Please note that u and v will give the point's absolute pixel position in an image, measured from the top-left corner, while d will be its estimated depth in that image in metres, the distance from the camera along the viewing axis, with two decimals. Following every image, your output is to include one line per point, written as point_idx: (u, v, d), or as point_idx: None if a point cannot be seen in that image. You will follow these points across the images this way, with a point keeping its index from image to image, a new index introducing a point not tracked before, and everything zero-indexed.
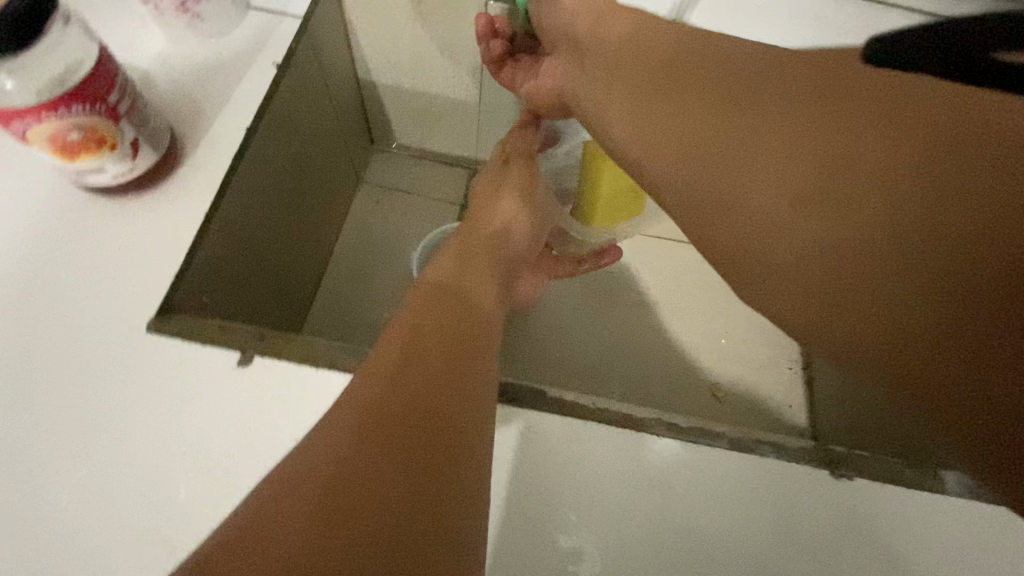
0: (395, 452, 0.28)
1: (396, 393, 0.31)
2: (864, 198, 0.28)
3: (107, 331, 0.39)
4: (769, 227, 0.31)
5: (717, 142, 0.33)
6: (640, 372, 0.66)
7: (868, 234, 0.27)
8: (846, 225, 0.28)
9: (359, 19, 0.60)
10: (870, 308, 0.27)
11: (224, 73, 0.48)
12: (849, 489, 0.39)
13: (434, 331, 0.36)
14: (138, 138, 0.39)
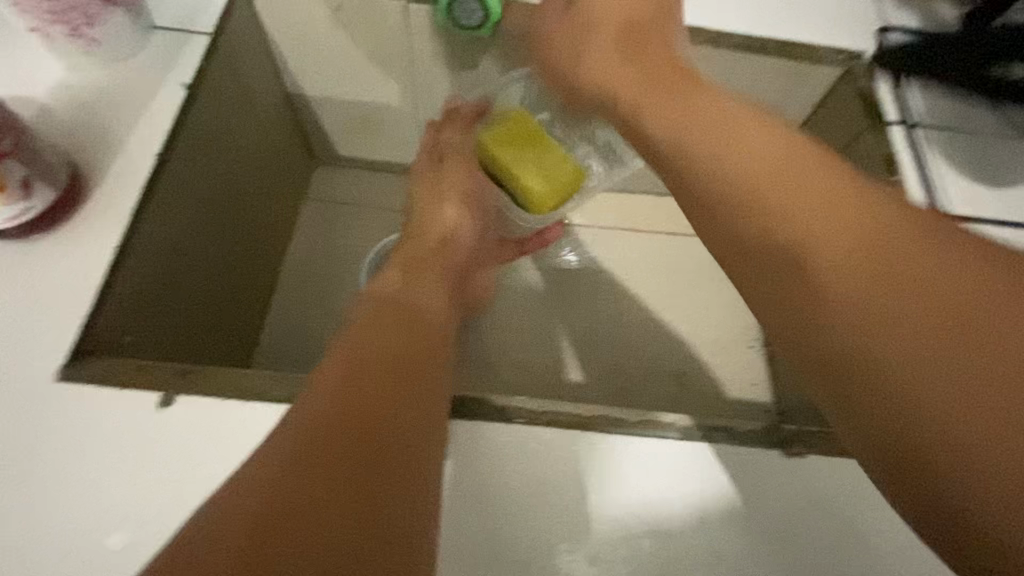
0: (331, 481, 0.25)
1: (343, 415, 0.27)
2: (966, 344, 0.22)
3: (16, 383, 0.37)
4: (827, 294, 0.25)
5: (698, 175, 0.31)
6: (602, 365, 0.65)
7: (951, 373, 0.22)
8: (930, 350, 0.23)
9: (278, 32, 0.58)
10: (890, 393, 0.23)
11: (130, 99, 0.46)
12: (803, 466, 0.39)
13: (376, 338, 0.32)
14: (30, 176, 0.37)
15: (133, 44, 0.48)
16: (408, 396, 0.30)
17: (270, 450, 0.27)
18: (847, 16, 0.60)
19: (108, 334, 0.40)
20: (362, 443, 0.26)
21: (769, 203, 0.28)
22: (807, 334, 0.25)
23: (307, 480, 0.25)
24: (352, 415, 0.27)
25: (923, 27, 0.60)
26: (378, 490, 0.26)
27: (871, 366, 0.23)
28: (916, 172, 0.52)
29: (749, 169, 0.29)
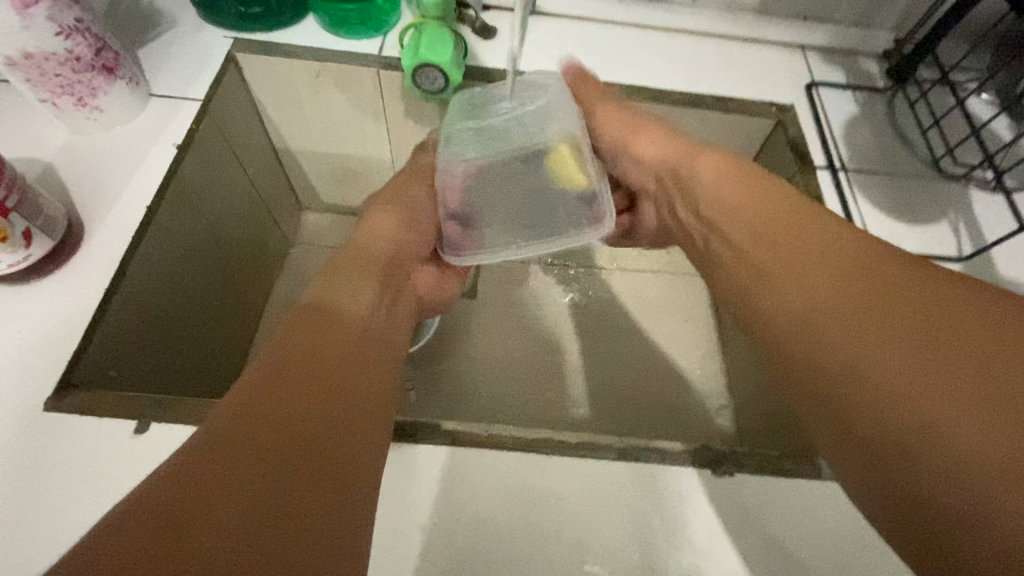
0: (267, 463, 0.26)
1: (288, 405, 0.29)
2: (913, 351, 0.30)
3: (5, 411, 0.40)
4: (815, 320, 0.35)
5: (755, 222, 0.42)
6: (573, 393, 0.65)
7: (916, 377, 0.30)
8: (884, 358, 0.31)
9: (265, 98, 0.64)
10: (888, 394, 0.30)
11: (125, 158, 0.52)
12: (733, 484, 0.41)
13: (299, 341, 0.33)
14: (30, 228, 0.42)
15: (132, 110, 0.54)
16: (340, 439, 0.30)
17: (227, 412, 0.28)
18: (778, 74, 0.66)
19: (95, 369, 0.44)
20: (283, 447, 0.27)
21: (822, 257, 0.37)
22: (817, 343, 0.34)
23: (214, 472, 0.25)
24: (260, 429, 0.27)
25: (848, 82, 0.67)
26: (307, 493, 0.27)
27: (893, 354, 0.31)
28: (840, 208, 0.57)
29: (823, 255, 0.37)
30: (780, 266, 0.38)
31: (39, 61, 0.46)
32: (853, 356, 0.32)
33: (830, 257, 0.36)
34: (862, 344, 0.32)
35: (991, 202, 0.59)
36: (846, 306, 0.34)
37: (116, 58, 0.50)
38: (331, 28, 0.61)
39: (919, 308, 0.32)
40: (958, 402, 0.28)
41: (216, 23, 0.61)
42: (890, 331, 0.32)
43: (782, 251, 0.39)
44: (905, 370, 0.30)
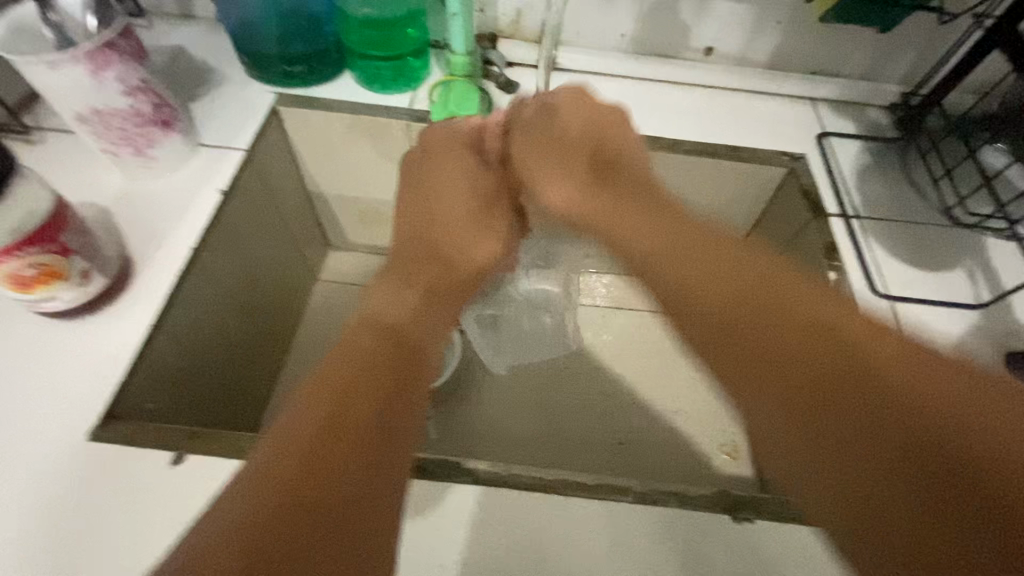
0: (318, 502, 0.26)
1: (338, 422, 0.29)
2: (875, 411, 0.24)
3: (54, 440, 0.42)
4: (757, 353, 0.28)
5: (682, 232, 0.36)
6: (593, 433, 0.65)
7: (892, 447, 0.23)
8: (853, 418, 0.24)
9: (303, 147, 0.69)
10: (863, 475, 0.23)
11: (174, 202, 0.56)
12: (751, 531, 0.41)
13: (343, 363, 0.33)
14: (89, 268, 0.45)
15: (183, 159, 0.58)
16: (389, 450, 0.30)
17: (271, 458, 0.27)
18: (788, 125, 0.69)
19: (136, 401, 0.46)
20: (309, 518, 0.25)
21: (751, 281, 0.30)
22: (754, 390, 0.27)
23: (274, 550, 0.24)
24: (322, 462, 0.27)
25: (859, 132, 0.69)
26: (372, 510, 0.27)
27: (857, 420, 0.24)
28: (854, 254, 0.58)
29: (744, 274, 0.31)
30: (686, 272, 0.33)
31: (105, 116, 0.50)
32: (798, 411, 0.26)
33: (750, 272, 0.31)
34: (808, 396, 0.26)
35: (1007, 251, 0.59)
36: (765, 343, 0.28)
37: (172, 112, 0.55)
38: (366, 83, 0.66)
39: (879, 362, 0.25)
40: (938, 493, 0.21)
41: (261, 79, 0.66)
42: (840, 392, 0.25)
43: (680, 269, 0.34)
44: (875, 447, 0.23)
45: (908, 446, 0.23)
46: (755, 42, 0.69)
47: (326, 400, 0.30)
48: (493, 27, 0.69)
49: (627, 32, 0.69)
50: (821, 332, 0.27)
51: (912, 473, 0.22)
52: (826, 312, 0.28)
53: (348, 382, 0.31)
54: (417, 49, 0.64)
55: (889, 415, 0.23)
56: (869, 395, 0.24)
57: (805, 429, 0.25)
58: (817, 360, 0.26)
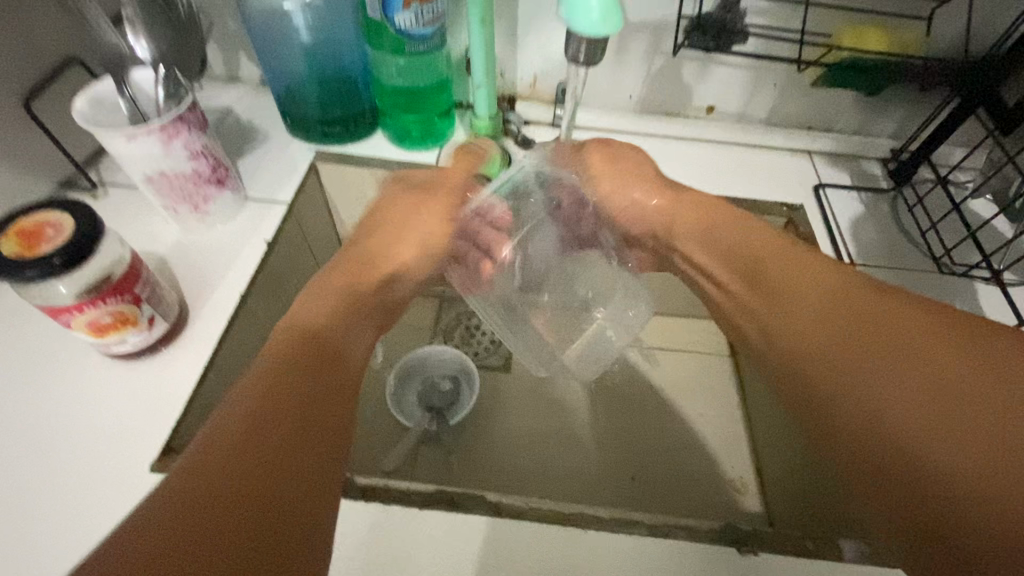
0: (233, 510, 0.31)
1: (243, 453, 0.33)
2: (954, 395, 0.35)
3: (118, 472, 0.47)
4: (880, 347, 0.38)
5: (775, 262, 0.48)
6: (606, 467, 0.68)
7: (954, 415, 0.34)
8: (930, 391, 0.35)
9: (338, 198, 0.75)
10: (932, 430, 0.34)
11: (225, 252, 0.62)
12: (757, 564, 0.44)
13: (271, 381, 0.38)
14: (154, 314, 0.51)
15: (233, 212, 0.64)
16: (295, 466, 0.35)
17: (191, 466, 0.32)
18: (787, 177, 0.74)
19: (189, 436, 0.50)
20: (234, 528, 0.30)
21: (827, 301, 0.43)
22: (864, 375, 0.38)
23: (174, 551, 0.29)
24: (244, 476, 0.32)
25: (853, 183, 0.74)
26: (291, 532, 0.32)
27: (922, 398, 0.36)
28: None
29: (838, 298, 0.43)
30: (799, 308, 0.44)
31: (170, 178, 0.57)
32: (915, 390, 0.36)
33: (830, 296, 0.43)
34: (908, 383, 0.36)
35: (996, 297, 0.63)
36: (870, 354, 0.38)
37: (226, 172, 0.61)
38: (396, 141, 0.72)
39: (955, 361, 0.36)
40: (1017, 456, 0.32)
41: (301, 138, 0.73)
42: (938, 380, 0.36)
43: (819, 297, 0.43)
44: (959, 415, 0.34)
45: (965, 420, 0.34)
46: (753, 102, 0.75)
47: (238, 424, 0.35)
48: (511, 89, 0.75)
49: (635, 93, 0.75)
50: (907, 360, 0.37)
51: (977, 435, 0.33)
52: (902, 318, 0.39)
53: (274, 407, 0.36)
54: (443, 110, 0.71)
55: (944, 394, 0.35)
56: (970, 403, 0.34)
57: (914, 427, 0.35)
58: (922, 396, 0.36)
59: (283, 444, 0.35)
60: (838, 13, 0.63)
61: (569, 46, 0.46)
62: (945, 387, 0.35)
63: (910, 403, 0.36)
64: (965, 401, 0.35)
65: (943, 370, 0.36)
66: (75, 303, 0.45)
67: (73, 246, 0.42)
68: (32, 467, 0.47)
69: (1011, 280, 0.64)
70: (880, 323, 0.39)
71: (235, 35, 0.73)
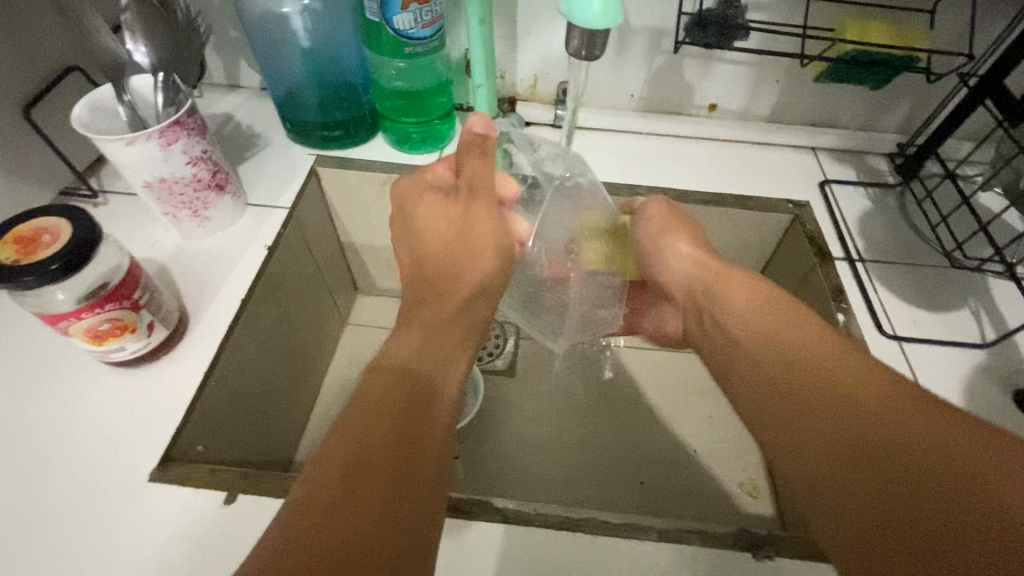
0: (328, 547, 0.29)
1: (349, 473, 0.32)
2: (919, 453, 0.31)
3: (117, 482, 0.46)
4: (836, 396, 0.36)
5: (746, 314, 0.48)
6: (615, 472, 0.67)
7: (912, 472, 0.31)
8: (876, 448, 0.33)
9: (339, 203, 0.75)
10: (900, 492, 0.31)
11: (227, 257, 0.61)
12: (771, 569, 0.43)
13: (360, 424, 0.35)
14: (154, 320, 0.50)
15: (233, 218, 0.64)
16: (402, 488, 0.33)
17: (297, 498, 0.31)
18: (792, 174, 0.73)
19: (189, 444, 0.49)
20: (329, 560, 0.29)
21: (795, 349, 0.42)
22: (814, 433, 0.36)
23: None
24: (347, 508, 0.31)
25: (859, 179, 0.73)
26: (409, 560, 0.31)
27: (881, 454, 0.32)
28: (861, 298, 0.61)
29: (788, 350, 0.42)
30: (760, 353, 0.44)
31: (169, 184, 0.56)
32: (852, 442, 0.34)
33: (789, 344, 0.42)
34: (855, 432, 0.34)
35: (1009, 292, 0.61)
36: (828, 404, 0.36)
37: (226, 177, 0.61)
38: (397, 144, 0.72)
39: (897, 418, 0.33)
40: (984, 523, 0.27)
41: (301, 143, 0.72)
42: (887, 435, 0.33)
43: (779, 348, 0.43)
44: (916, 475, 0.30)
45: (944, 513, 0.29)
46: (756, 99, 0.74)
47: (343, 449, 0.33)
48: (512, 90, 0.75)
49: (636, 92, 0.75)
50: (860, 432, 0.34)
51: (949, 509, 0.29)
52: (846, 370, 0.37)
53: (367, 451, 0.33)
54: (444, 112, 0.70)
55: (899, 447, 0.32)
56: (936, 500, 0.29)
57: (877, 503, 0.31)
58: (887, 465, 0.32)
59: (385, 462, 0.33)
60: (838, 8, 0.63)
61: (570, 41, 0.46)
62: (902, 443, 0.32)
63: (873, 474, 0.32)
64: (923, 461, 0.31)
65: (942, 466, 0.30)
66: (74, 310, 0.44)
67: (70, 251, 0.42)
68: (29, 478, 0.46)
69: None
70: (836, 378, 0.37)
71: (234, 42, 0.73)
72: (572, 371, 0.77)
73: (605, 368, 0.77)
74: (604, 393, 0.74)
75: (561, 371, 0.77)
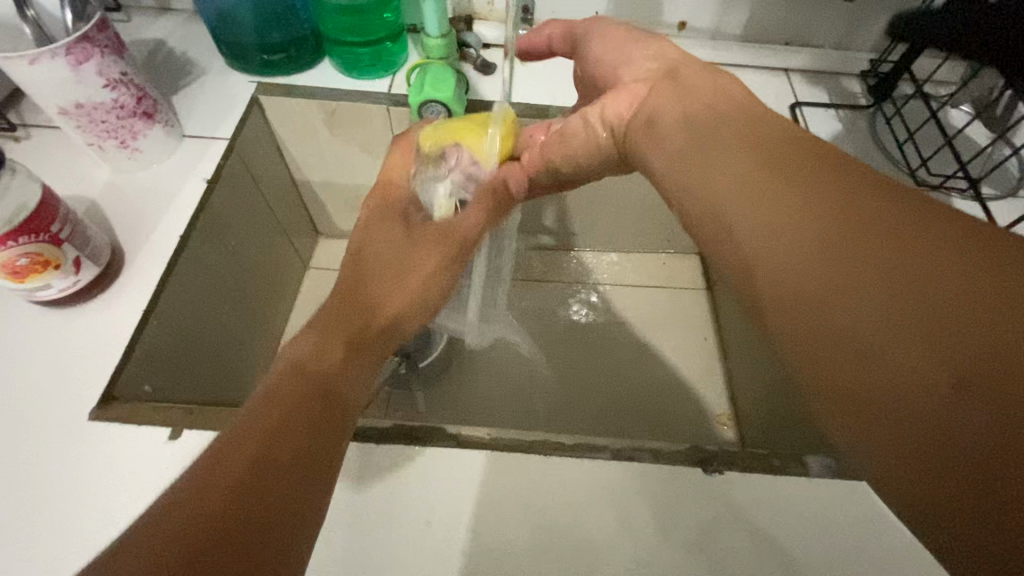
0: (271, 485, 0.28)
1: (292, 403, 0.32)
2: (986, 325, 0.21)
3: (55, 421, 0.44)
4: (797, 226, 0.27)
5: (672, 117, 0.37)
6: (580, 404, 0.67)
7: (986, 328, 0.21)
8: (926, 296, 0.22)
9: (288, 138, 0.71)
10: (920, 364, 0.22)
11: (162, 191, 0.57)
12: (721, 481, 0.44)
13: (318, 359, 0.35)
14: (80, 256, 0.47)
15: (166, 150, 0.59)
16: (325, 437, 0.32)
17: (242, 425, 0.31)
18: (762, 96, 0.70)
19: (131, 384, 0.47)
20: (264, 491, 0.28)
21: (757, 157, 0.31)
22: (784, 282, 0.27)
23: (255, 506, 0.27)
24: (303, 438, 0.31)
25: (830, 101, 0.70)
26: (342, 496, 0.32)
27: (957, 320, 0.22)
28: None
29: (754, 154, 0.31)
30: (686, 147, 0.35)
31: (87, 109, 0.51)
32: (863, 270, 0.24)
33: (716, 122, 0.34)
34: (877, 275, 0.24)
35: (972, 211, 0.61)
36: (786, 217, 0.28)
37: (154, 105, 0.56)
38: (344, 70, 0.67)
39: (938, 276, 0.23)
40: None
41: (242, 70, 0.67)
42: (923, 290, 0.23)
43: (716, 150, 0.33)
44: (973, 332, 0.21)
45: (964, 381, 0.21)
46: (726, 16, 0.70)
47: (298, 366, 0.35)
48: (468, 9, 0.70)
49: (601, 9, 0.70)
50: (879, 252, 0.24)
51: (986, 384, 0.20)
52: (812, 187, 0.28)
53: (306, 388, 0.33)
54: (394, 33, 0.65)
55: (958, 289, 0.22)
56: (930, 354, 0.22)
57: (915, 360, 0.22)
58: (894, 272, 0.24)
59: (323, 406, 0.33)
60: None
61: None
62: (965, 282, 0.22)
63: (852, 355, 0.23)
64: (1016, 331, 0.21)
65: None
66: None
67: None
68: None
69: (986, 193, 0.62)
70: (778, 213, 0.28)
71: None
72: (543, 308, 0.75)
73: (571, 306, 0.75)
74: (571, 329, 0.74)
75: (534, 309, 0.75)
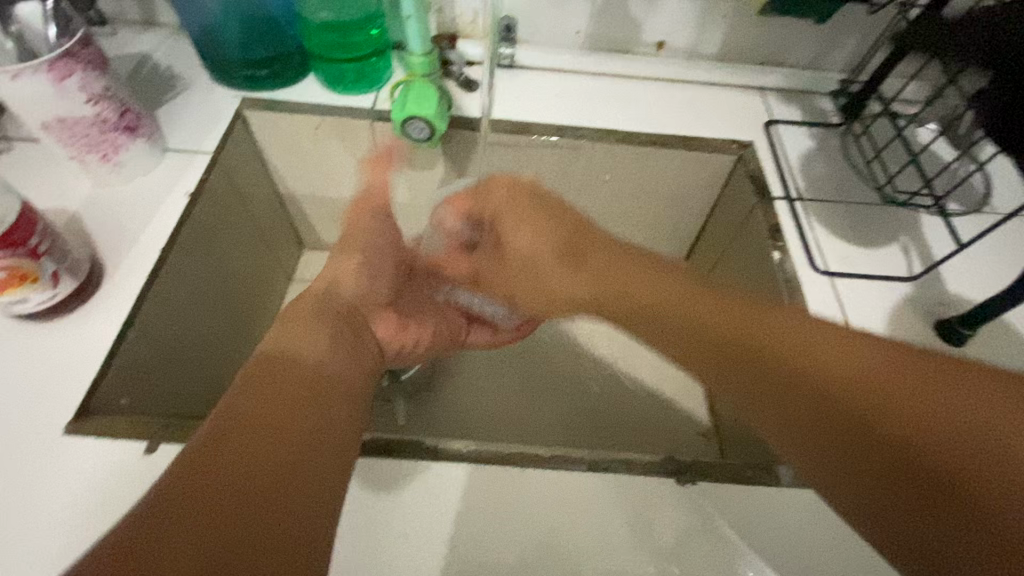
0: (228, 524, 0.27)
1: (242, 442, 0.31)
2: (913, 428, 0.30)
3: (29, 435, 0.44)
4: (744, 360, 0.38)
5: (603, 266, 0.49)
6: (561, 416, 0.68)
7: (922, 433, 0.30)
8: (864, 417, 0.32)
9: (272, 152, 0.71)
10: (927, 456, 0.30)
11: (144, 204, 0.58)
12: (694, 492, 0.45)
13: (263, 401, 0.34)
14: (58, 269, 0.47)
15: (149, 164, 0.60)
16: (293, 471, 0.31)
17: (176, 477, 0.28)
18: (738, 114, 0.72)
19: (108, 397, 0.47)
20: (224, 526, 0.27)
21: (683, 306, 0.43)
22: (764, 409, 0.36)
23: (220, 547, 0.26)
24: (257, 474, 0.29)
25: (803, 119, 0.72)
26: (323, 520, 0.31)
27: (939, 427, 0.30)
28: (796, 233, 0.61)
29: (687, 307, 0.42)
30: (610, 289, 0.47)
31: (70, 124, 0.52)
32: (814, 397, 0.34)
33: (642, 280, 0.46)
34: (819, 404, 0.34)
35: (938, 226, 0.63)
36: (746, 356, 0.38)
37: (138, 119, 0.57)
38: (329, 86, 0.68)
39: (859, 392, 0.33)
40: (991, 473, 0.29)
41: (227, 85, 0.68)
42: (856, 412, 0.32)
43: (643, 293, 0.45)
44: (886, 437, 0.31)
45: (886, 473, 0.31)
46: (703, 37, 0.72)
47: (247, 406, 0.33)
48: (452, 27, 0.71)
49: (581, 29, 0.72)
50: (816, 382, 0.34)
51: (917, 469, 0.30)
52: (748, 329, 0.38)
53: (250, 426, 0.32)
54: (378, 50, 0.66)
55: (878, 410, 0.32)
56: (907, 456, 0.30)
57: (861, 463, 0.32)
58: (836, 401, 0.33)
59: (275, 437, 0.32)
60: None
61: None
62: (876, 402, 0.32)
63: (841, 464, 0.33)
64: (923, 432, 0.30)
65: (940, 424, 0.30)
66: None
67: None
68: None
69: (952, 209, 0.64)
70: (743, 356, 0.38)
71: None
72: None
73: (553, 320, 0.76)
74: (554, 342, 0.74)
75: None
